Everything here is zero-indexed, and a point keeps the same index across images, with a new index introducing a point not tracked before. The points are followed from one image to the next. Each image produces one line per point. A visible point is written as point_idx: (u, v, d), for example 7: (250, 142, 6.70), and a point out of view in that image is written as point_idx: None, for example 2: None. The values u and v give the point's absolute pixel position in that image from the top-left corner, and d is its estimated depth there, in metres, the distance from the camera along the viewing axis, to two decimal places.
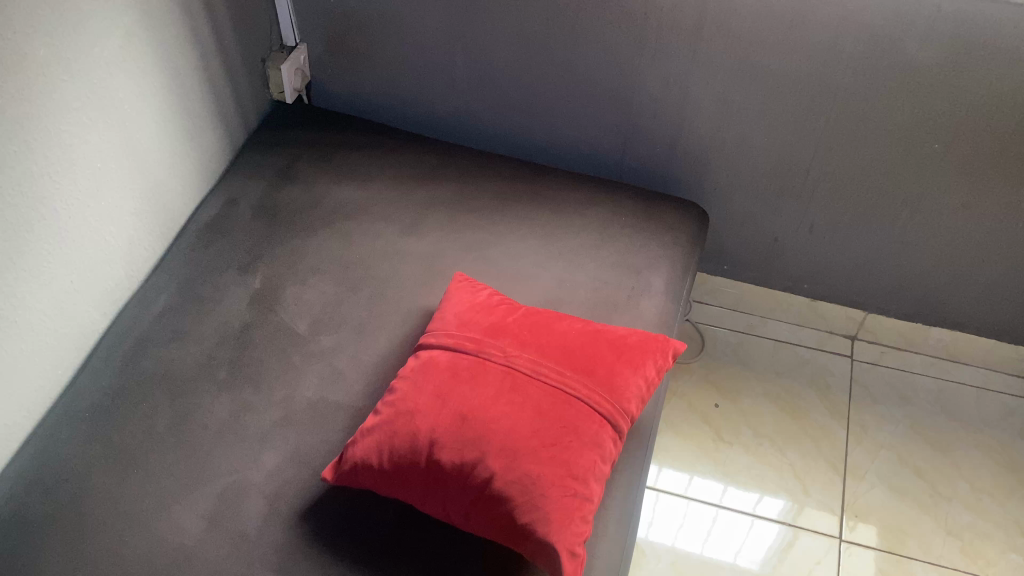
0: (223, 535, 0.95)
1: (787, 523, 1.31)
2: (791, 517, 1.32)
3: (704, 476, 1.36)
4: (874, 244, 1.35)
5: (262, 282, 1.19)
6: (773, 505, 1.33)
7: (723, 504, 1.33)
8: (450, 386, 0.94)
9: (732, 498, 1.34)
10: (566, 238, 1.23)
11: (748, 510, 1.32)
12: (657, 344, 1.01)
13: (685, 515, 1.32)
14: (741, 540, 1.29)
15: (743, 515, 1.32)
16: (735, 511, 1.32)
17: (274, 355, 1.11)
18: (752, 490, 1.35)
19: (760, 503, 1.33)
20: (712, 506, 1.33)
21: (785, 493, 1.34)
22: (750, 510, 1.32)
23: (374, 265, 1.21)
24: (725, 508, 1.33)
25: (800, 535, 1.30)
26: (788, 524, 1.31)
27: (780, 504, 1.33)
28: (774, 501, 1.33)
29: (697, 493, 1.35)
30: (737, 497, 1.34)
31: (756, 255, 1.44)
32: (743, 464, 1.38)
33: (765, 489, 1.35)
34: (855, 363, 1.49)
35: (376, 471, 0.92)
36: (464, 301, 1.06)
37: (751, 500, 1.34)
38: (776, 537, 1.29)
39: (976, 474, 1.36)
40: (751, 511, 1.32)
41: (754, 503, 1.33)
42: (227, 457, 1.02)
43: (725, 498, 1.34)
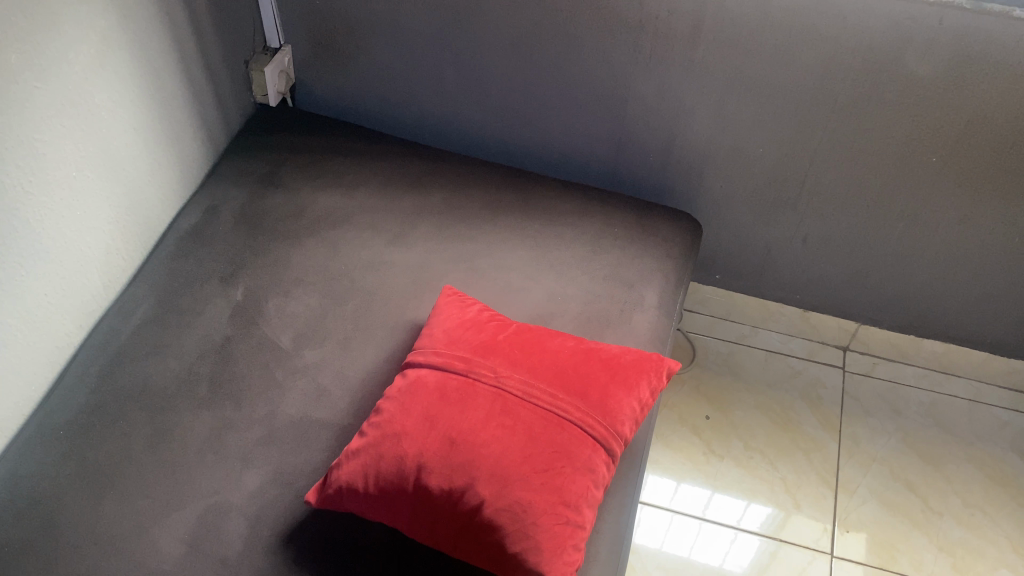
0: (203, 559, 0.92)
1: (770, 535, 1.29)
2: (774, 530, 1.30)
3: (689, 488, 1.35)
4: (869, 256, 1.33)
5: (244, 293, 1.15)
6: (756, 518, 1.31)
7: (706, 516, 1.31)
8: (439, 408, 0.91)
9: (716, 510, 1.32)
10: (557, 250, 1.20)
11: (732, 523, 1.31)
12: (652, 363, 0.98)
13: (669, 528, 1.31)
14: (724, 553, 1.28)
15: (727, 528, 1.30)
16: (719, 524, 1.31)
17: (257, 371, 1.08)
18: (737, 502, 1.33)
19: (745, 516, 1.32)
20: (695, 519, 1.32)
21: (772, 506, 1.33)
22: (733, 523, 1.31)
23: (360, 276, 1.18)
24: (709, 521, 1.31)
25: (784, 548, 1.28)
26: (771, 537, 1.29)
27: (764, 517, 1.32)
28: (758, 514, 1.32)
29: (682, 506, 1.33)
30: (722, 509, 1.32)
31: (749, 266, 1.42)
32: (731, 477, 1.36)
33: (751, 503, 1.33)
34: (847, 375, 1.48)
35: (361, 496, 0.90)
36: (454, 317, 1.03)
37: (735, 513, 1.32)
38: (759, 551, 1.28)
39: (968, 488, 1.35)
40: (735, 524, 1.31)
41: (739, 515, 1.32)
42: (207, 478, 0.99)
43: (709, 511, 1.32)
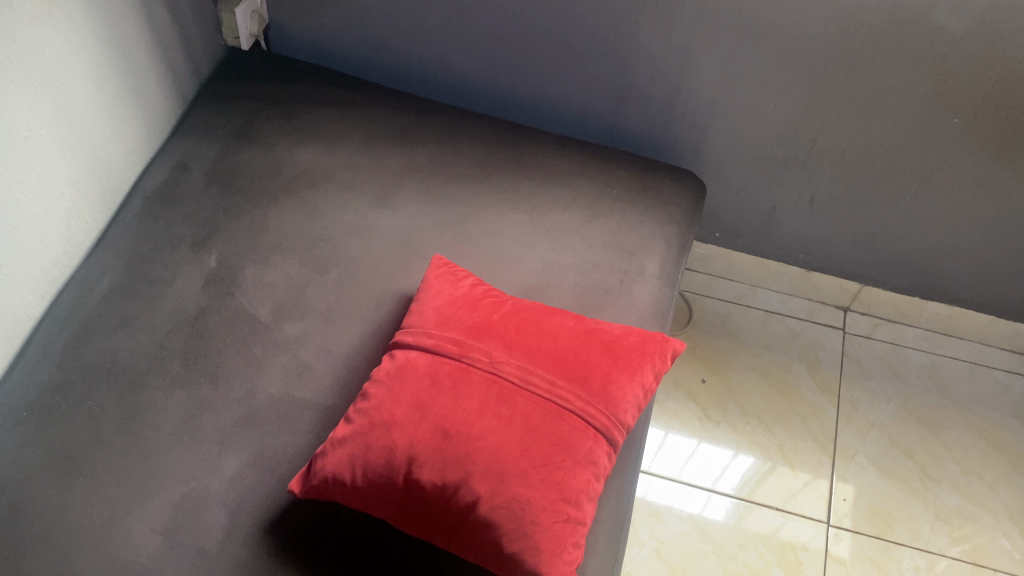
0: (181, 551, 0.88)
1: (742, 497, 1.28)
2: (746, 491, 1.28)
3: (667, 447, 1.32)
4: (877, 218, 1.27)
5: (218, 260, 1.08)
6: (728, 478, 1.29)
7: (682, 478, 1.30)
8: (430, 396, 0.85)
9: (691, 472, 1.30)
10: (554, 213, 1.13)
11: (707, 485, 1.29)
12: (656, 346, 0.92)
13: (645, 491, 1.29)
14: (699, 516, 1.26)
15: (701, 491, 1.28)
16: (693, 485, 1.29)
17: (234, 346, 1.01)
18: (715, 463, 1.31)
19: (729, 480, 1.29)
20: (671, 482, 1.30)
21: (751, 469, 1.30)
22: (709, 485, 1.29)
23: (343, 242, 1.10)
24: (684, 483, 1.29)
25: (754, 510, 1.27)
26: (744, 498, 1.28)
27: (740, 478, 1.29)
28: (734, 474, 1.30)
29: (659, 468, 1.31)
30: (699, 470, 1.30)
31: (751, 224, 1.35)
32: (715, 440, 1.33)
33: (729, 466, 1.31)
34: (847, 337, 1.43)
35: (348, 487, 0.85)
36: (444, 293, 0.96)
37: (709, 475, 1.29)
38: (730, 513, 1.26)
39: (967, 455, 1.32)
40: (710, 486, 1.29)
41: (718, 478, 1.29)
42: (182, 463, 0.93)
43: (685, 473, 1.30)
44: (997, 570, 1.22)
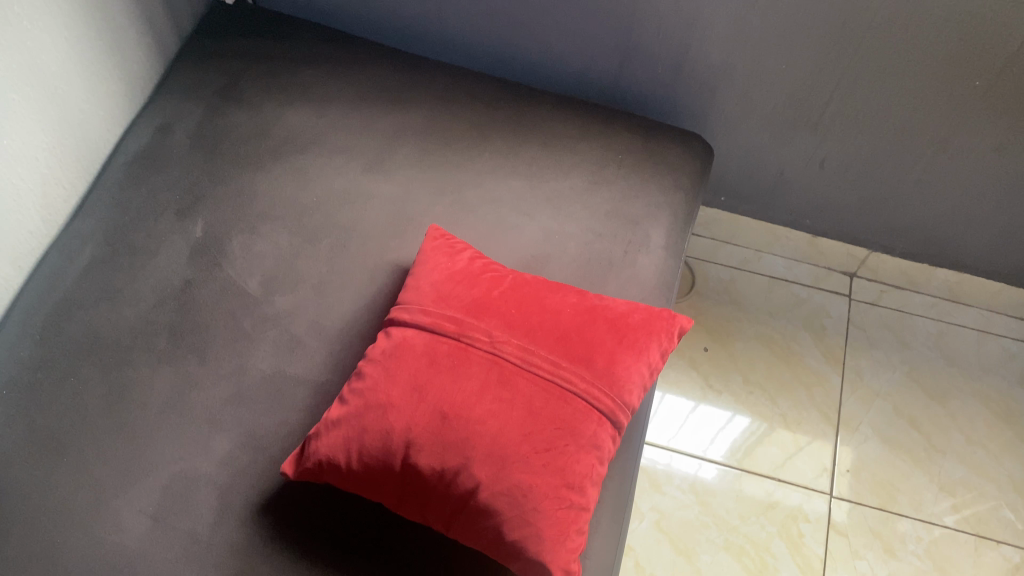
0: (171, 535, 0.85)
1: (732, 465, 1.26)
2: (736, 459, 1.27)
3: (659, 414, 1.31)
4: (889, 183, 1.23)
5: (204, 229, 1.03)
6: (717, 446, 1.28)
7: (672, 446, 1.28)
8: (428, 377, 0.82)
9: (682, 439, 1.29)
10: (555, 180, 1.09)
11: (697, 452, 1.28)
12: (663, 323, 0.89)
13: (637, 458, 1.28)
14: (698, 487, 1.25)
15: (694, 461, 1.27)
16: (683, 453, 1.28)
17: (222, 320, 0.97)
18: (706, 430, 1.29)
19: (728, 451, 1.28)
20: (662, 450, 1.29)
21: (742, 435, 1.29)
22: (699, 453, 1.28)
23: (335, 210, 1.06)
24: (674, 451, 1.28)
25: (745, 478, 1.26)
26: (735, 466, 1.26)
27: (730, 445, 1.28)
28: (724, 440, 1.28)
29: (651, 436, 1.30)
30: (690, 437, 1.29)
31: (758, 188, 1.31)
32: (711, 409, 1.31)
33: (723, 434, 1.29)
34: (853, 304, 1.40)
35: (343, 471, 0.82)
36: (442, 267, 0.92)
37: (698, 443, 1.28)
38: (718, 480, 1.25)
39: (972, 426, 1.30)
40: (701, 454, 1.27)
41: (713, 446, 1.28)
42: (171, 443, 0.90)
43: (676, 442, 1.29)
44: (999, 543, 1.21)
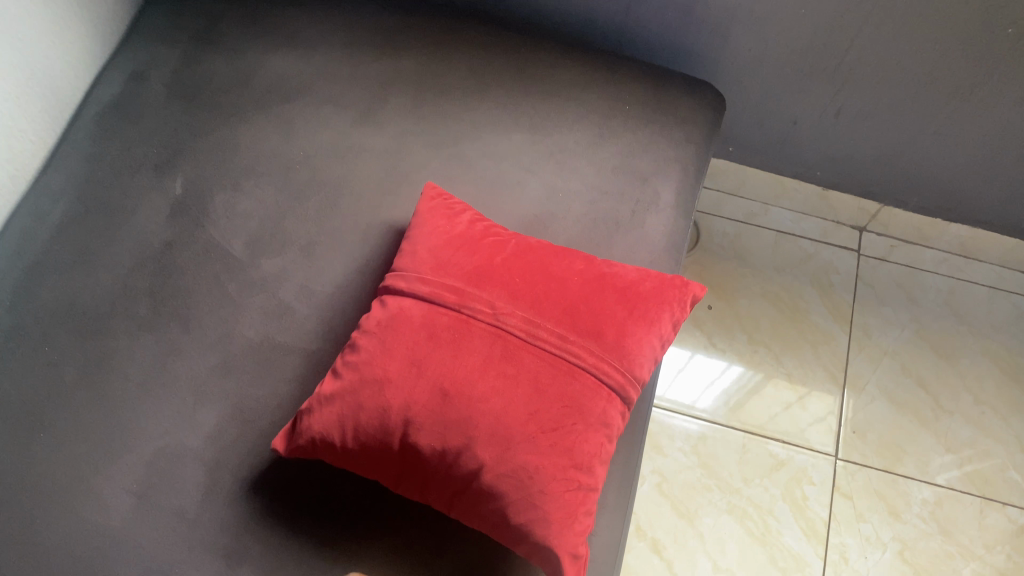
0: (157, 513, 0.81)
1: (720, 422, 1.24)
2: (724, 416, 1.25)
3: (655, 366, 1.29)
4: (906, 135, 1.17)
5: (184, 186, 0.97)
6: (707, 396, 1.26)
7: (665, 397, 1.27)
8: (427, 351, 0.77)
9: (674, 390, 1.27)
10: (558, 133, 1.03)
11: (686, 404, 1.26)
12: (675, 292, 0.84)
13: None
14: (699, 450, 1.22)
15: (692, 419, 1.24)
16: (673, 404, 1.26)
17: (206, 284, 0.92)
18: (698, 382, 1.27)
19: (730, 410, 1.25)
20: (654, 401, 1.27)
21: (732, 385, 1.27)
22: (688, 405, 1.26)
23: (324, 166, 1.00)
24: (666, 402, 1.26)
25: (742, 440, 1.23)
26: (719, 423, 1.24)
27: (719, 396, 1.26)
28: (711, 394, 1.26)
29: None
30: (683, 388, 1.27)
31: (768, 139, 1.25)
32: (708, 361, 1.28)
33: (725, 392, 1.26)
34: (862, 260, 1.36)
35: (338, 449, 0.77)
36: (440, 231, 0.86)
37: (688, 394, 1.26)
38: (699, 434, 1.23)
39: (980, 385, 1.28)
40: (690, 408, 1.25)
41: (710, 401, 1.26)
42: (154, 416, 0.85)
43: (668, 393, 1.28)
44: (1005, 504, 1.19)
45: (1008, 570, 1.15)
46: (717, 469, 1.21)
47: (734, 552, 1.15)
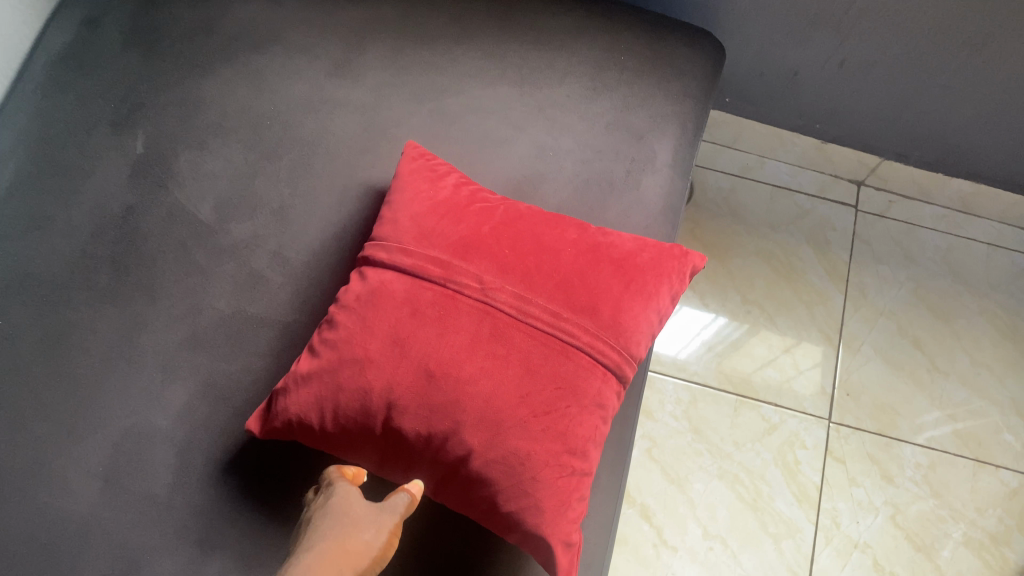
0: (126, 498, 0.76)
1: (710, 385, 1.21)
2: (715, 378, 1.21)
3: None
4: (912, 89, 1.11)
5: (146, 145, 0.90)
6: (690, 346, 1.23)
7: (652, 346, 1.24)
8: (411, 329, 0.71)
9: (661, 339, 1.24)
10: (548, 86, 0.96)
11: (669, 354, 1.23)
12: (674, 264, 0.79)
13: None
14: (690, 414, 1.19)
15: (681, 381, 1.21)
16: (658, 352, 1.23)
17: (172, 251, 0.86)
18: (686, 332, 1.24)
19: (720, 371, 1.22)
20: None
21: (716, 338, 1.24)
22: (671, 356, 1.23)
23: (297, 122, 0.93)
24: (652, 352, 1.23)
25: (737, 405, 1.20)
26: (705, 386, 1.21)
27: (700, 346, 1.23)
28: (693, 347, 1.23)
29: None
30: (670, 337, 1.24)
31: (766, 89, 1.19)
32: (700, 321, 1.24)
33: (718, 354, 1.23)
34: (860, 215, 1.32)
35: (317, 432, 0.73)
36: (423, 197, 0.80)
37: (672, 344, 1.23)
38: (686, 394, 1.20)
39: (977, 346, 1.25)
40: (673, 361, 1.23)
41: (692, 352, 1.23)
42: (119, 393, 0.80)
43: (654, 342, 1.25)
44: (998, 468, 1.18)
45: (999, 534, 1.15)
46: (709, 434, 1.18)
47: (725, 518, 1.14)
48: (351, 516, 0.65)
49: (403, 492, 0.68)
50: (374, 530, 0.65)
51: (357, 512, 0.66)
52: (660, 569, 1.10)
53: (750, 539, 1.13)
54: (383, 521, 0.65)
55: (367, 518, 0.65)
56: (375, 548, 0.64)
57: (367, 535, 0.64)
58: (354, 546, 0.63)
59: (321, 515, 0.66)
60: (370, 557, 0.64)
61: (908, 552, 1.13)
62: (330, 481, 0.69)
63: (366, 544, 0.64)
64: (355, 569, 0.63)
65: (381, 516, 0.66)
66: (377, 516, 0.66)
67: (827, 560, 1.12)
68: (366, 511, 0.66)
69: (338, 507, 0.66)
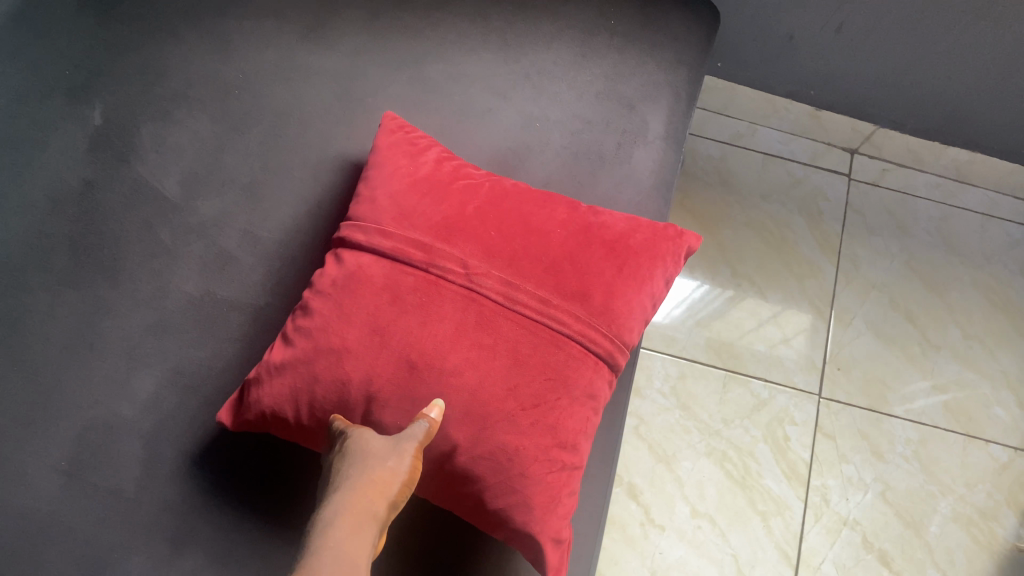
0: (91, 494, 0.72)
1: (699, 360, 1.18)
2: (706, 355, 1.19)
3: None
4: (912, 55, 1.06)
5: (105, 115, 0.84)
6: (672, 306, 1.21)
7: None
8: (391, 317, 0.67)
9: None
10: (534, 53, 0.91)
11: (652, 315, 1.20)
12: (668, 245, 0.75)
13: None
14: (678, 391, 1.17)
15: (669, 356, 1.18)
16: None
17: (135, 230, 0.80)
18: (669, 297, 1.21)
19: (710, 347, 1.19)
20: None
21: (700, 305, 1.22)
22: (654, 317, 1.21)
23: (268, 90, 0.87)
24: None
25: (727, 380, 1.18)
26: (693, 360, 1.18)
27: (683, 306, 1.21)
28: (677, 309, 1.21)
29: None
30: None
31: (760, 54, 1.14)
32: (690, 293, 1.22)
33: (706, 328, 1.20)
34: (852, 184, 1.30)
35: (293, 425, 0.69)
36: (402, 173, 0.75)
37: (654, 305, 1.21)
38: (674, 369, 1.18)
39: (969, 319, 1.25)
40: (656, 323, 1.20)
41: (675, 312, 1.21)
42: (82, 382, 0.75)
43: None
44: (988, 442, 1.18)
45: (988, 509, 1.14)
46: (698, 411, 1.16)
47: (713, 496, 1.11)
48: (367, 451, 0.58)
49: (421, 420, 0.62)
50: (396, 457, 0.58)
51: (374, 446, 0.59)
52: (648, 548, 1.09)
53: (738, 517, 1.11)
54: (404, 448, 0.59)
55: (385, 448, 0.59)
56: (403, 473, 0.58)
57: (390, 462, 0.58)
58: (381, 475, 0.56)
59: (338, 461, 0.59)
60: (400, 482, 0.57)
61: (898, 528, 1.12)
62: (342, 432, 0.62)
63: (392, 471, 0.57)
64: (389, 497, 0.56)
65: (399, 445, 0.59)
66: (395, 445, 0.59)
67: (816, 538, 1.11)
68: (382, 444, 0.59)
69: (352, 447, 0.59)
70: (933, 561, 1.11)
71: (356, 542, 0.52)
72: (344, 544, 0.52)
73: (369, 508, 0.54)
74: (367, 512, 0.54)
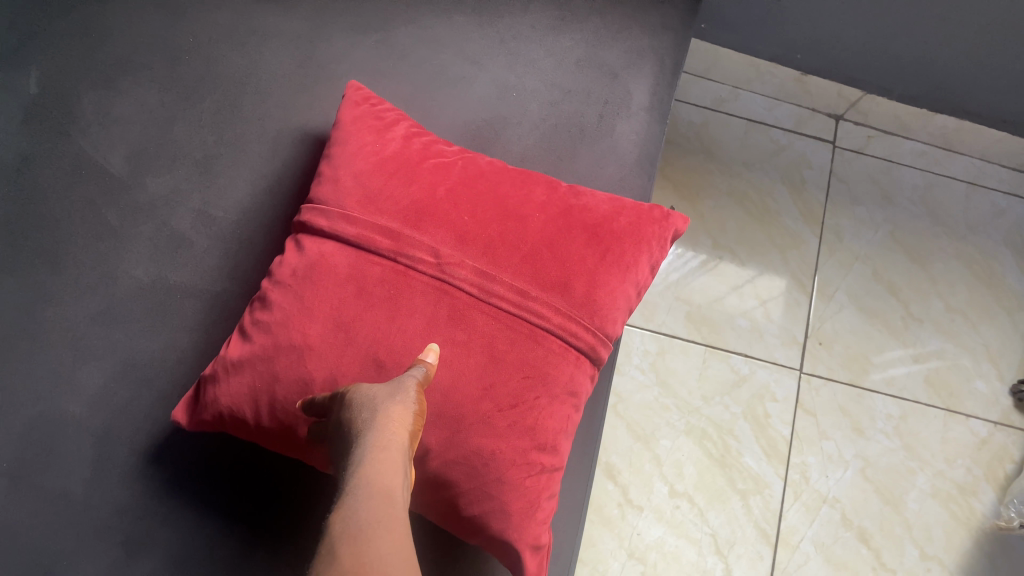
0: (37, 498, 0.67)
1: (678, 335, 1.15)
2: (685, 329, 1.16)
3: None
4: (905, 17, 1.01)
5: (41, 84, 0.78)
6: None
7: None
8: (357, 311, 0.62)
9: None
10: (510, 16, 0.85)
11: None
12: (654, 229, 0.70)
13: None
14: (656, 367, 1.14)
15: (648, 331, 1.15)
16: None
17: (79, 210, 0.74)
18: None
19: (690, 322, 1.16)
20: None
21: (676, 275, 1.18)
22: None
23: (222, 56, 0.81)
24: None
25: (708, 355, 1.15)
26: (671, 336, 1.15)
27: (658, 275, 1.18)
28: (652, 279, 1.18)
29: None
30: None
31: (745, 16, 1.08)
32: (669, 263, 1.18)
33: (686, 302, 1.17)
34: (837, 151, 1.26)
35: (253, 426, 0.64)
36: (367, 152, 0.69)
37: None
38: (652, 344, 1.14)
39: (952, 291, 1.22)
40: None
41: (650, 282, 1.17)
42: (23, 377, 0.69)
43: None
44: (969, 417, 1.16)
45: (966, 485, 1.13)
46: (676, 386, 1.13)
47: (692, 475, 1.09)
48: (371, 394, 0.53)
49: (418, 365, 0.58)
50: (402, 393, 0.54)
51: (376, 389, 0.54)
52: (625, 529, 1.06)
53: (717, 496, 1.09)
54: (407, 384, 0.55)
55: (389, 389, 0.54)
56: (413, 408, 0.53)
57: (398, 399, 0.53)
58: (393, 412, 0.52)
59: (342, 411, 0.54)
60: (412, 417, 0.53)
61: (877, 505, 1.11)
62: (336, 396, 0.57)
63: (403, 407, 0.53)
64: (407, 432, 0.51)
65: (402, 383, 0.55)
66: (398, 384, 0.55)
67: (796, 516, 1.09)
68: (383, 386, 0.54)
69: (353, 395, 0.54)
70: (911, 537, 1.10)
71: (388, 486, 0.48)
72: (377, 489, 0.48)
73: (392, 447, 0.50)
74: (392, 450, 0.49)
